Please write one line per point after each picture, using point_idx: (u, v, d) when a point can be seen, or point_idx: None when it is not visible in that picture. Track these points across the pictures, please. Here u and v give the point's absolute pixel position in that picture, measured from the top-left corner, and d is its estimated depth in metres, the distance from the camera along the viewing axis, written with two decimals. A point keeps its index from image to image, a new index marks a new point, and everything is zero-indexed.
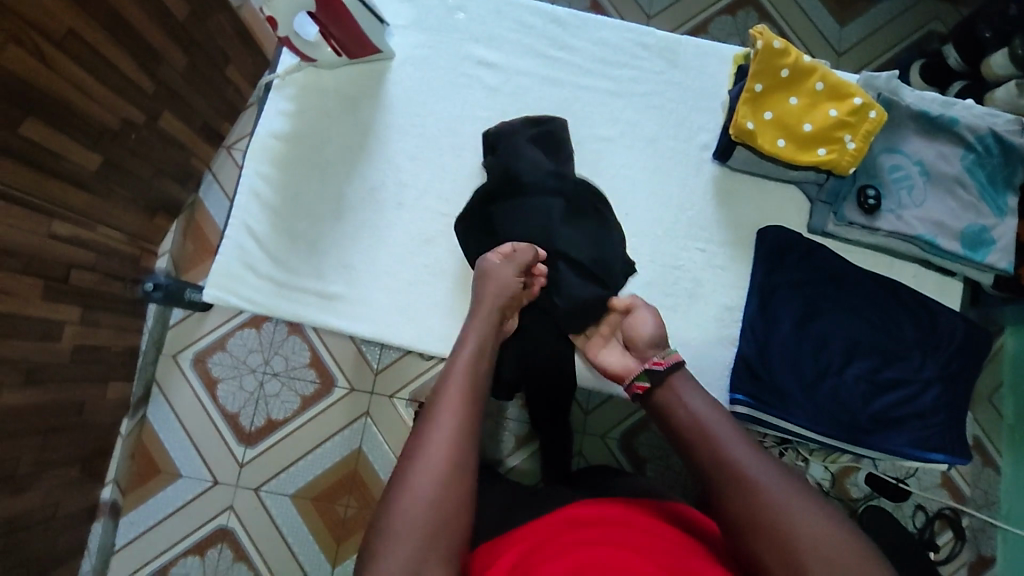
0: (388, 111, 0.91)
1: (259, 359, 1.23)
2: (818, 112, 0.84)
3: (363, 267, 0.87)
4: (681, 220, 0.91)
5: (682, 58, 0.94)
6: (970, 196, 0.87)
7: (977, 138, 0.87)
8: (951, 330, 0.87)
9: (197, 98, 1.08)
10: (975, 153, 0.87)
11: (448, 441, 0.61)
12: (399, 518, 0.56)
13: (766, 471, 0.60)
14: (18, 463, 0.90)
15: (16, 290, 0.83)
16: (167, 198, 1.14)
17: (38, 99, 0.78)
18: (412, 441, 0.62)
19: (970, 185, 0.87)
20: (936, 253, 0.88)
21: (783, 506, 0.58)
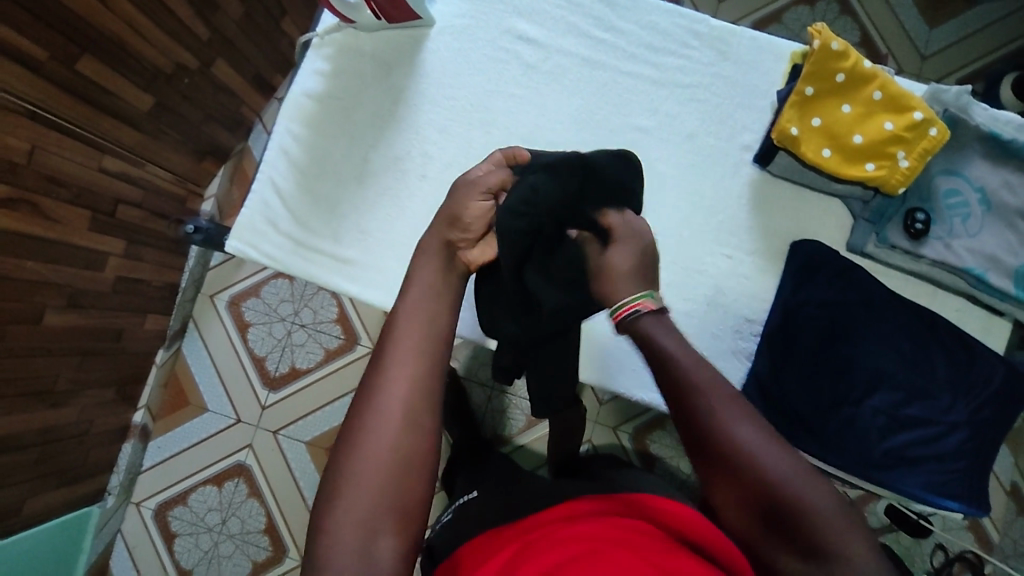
0: (423, 80, 0.89)
1: (290, 309, 1.27)
2: (872, 123, 0.80)
3: (378, 233, 0.87)
4: (713, 222, 0.88)
5: (735, 50, 0.89)
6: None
7: None
8: (990, 373, 0.81)
9: (249, 47, 1.09)
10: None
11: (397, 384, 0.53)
12: (354, 469, 0.50)
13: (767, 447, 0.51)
14: (57, 379, 0.96)
15: (63, 218, 0.87)
16: (215, 144, 1.17)
17: (93, 37, 0.81)
18: (362, 384, 0.54)
19: None
20: (985, 289, 0.83)
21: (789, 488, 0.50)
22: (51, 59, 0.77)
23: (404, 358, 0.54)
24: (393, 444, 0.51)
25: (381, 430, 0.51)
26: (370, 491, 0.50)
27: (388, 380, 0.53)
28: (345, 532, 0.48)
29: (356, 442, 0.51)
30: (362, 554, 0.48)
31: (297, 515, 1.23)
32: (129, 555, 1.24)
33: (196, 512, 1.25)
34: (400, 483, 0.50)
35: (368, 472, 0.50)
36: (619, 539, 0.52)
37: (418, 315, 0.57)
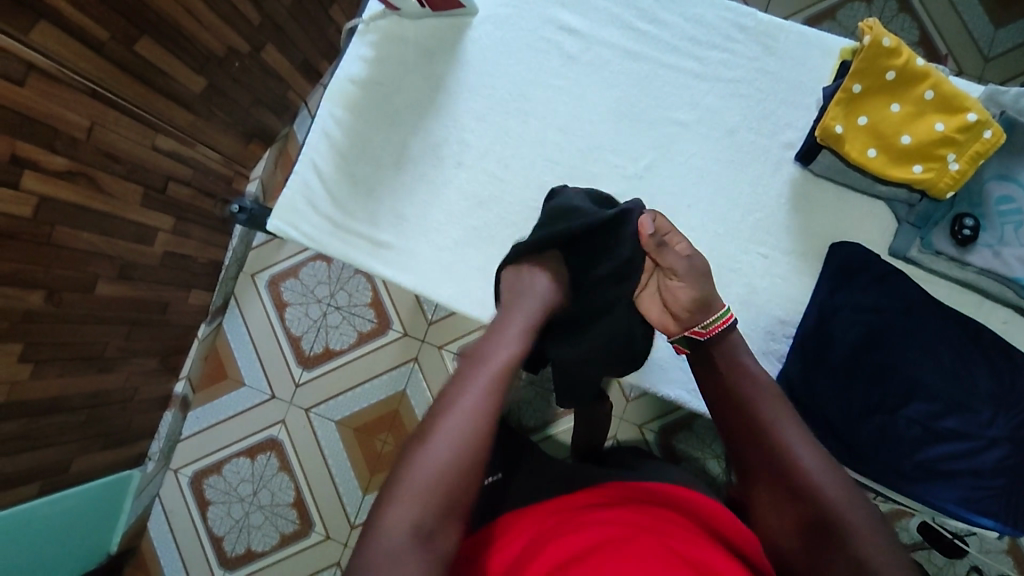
0: (462, 68, 0.90)
1: (326, 291, 1.30)
2: (922, 124, 0.77)
3: (414, 218, 0.89)
4: (750, 220, 0.86)
5: (782, 46, 0.86)
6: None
7: None
8: None
9: (297, 32, 1.12)
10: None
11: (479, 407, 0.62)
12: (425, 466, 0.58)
13: (817, 457, 0.63)
14: (106, 346, 1.01)
15: (117, 192, 0.91)
16: (264, 127, 1.21)
17: (151, 19, 0.84)
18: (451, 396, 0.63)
19: None
20: None
21: (820, 482, 0.61)
22: (112, 40, 0.81)
23: (489, 381, 0.64)
24: (464, 450, 0.59)
25: (454, 433, 0.60)
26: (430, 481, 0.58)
27: (474, 399, 0.62)
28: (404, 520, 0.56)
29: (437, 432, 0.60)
30: (418, 544, 0.55)
31: (324, 491, 1.27)
32: (165, 519, 1.30)
33: (229, 482, 1.30)
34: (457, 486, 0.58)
35: (430, 471, 0.58)
36: (638, 526, 0.53)
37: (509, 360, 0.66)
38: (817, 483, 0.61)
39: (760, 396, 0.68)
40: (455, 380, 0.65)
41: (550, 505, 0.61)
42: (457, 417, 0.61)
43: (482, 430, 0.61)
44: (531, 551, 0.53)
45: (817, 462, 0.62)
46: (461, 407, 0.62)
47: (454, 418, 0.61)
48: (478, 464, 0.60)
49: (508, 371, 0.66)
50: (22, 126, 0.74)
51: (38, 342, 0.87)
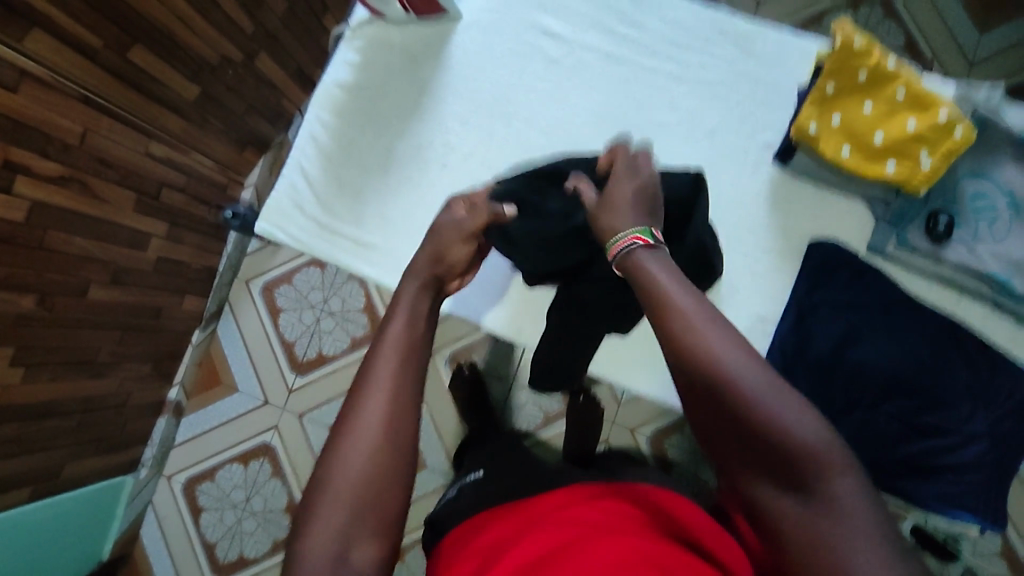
0: (446, 72, 0.92)
1: (319, 296, 1.31)
2: (894, 122, 0.78)
3: (399, 219, 0.90)
4: (731, 218, 0.87)
5: (761, 49, 0.88)
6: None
7: None
8: (1011, 386, 0.79)
9: (290, 41, 1.14)
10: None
11: (390, 398, 0.53)
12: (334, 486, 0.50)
13: (741, 358, 0.48)
14: (99, 350, 1.01)
15: (109, 198, 0.93)
16: (258, 135, 1.23)
17: (143, 27, 0.86)
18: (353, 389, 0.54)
19: None
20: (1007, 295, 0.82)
21: (771, 413, 0.46)
22: (106, 48, 0.83)
23: (391, 374, 0.54)
24: (374, 461, 0.51)
25: (365, 436, 0.52)
26: (357, 490, 0.50)
27: (374, 395, 0.53)
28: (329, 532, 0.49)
29: (342, 441, 0.52)
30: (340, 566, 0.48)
31: None
32: (158, 526, 1.30)
33: (222, 488, 1.30)
34: (384, 501, 0.51)
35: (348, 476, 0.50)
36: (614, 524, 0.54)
37: (411, 339, 0.57)
38: (767, 412, 0.46)
39: (678, 314, 0.51)
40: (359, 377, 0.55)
41: (525, 506, 0.63)
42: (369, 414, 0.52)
43: (393, 430, 0.52)
44: (512, 543, 0.55)
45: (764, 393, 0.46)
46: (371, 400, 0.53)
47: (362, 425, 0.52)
48: (396, 470, 0.52)
49: (412, 355, 0.56)
50: (16, 132, 0.76)
51: (30, 347, 0.88)
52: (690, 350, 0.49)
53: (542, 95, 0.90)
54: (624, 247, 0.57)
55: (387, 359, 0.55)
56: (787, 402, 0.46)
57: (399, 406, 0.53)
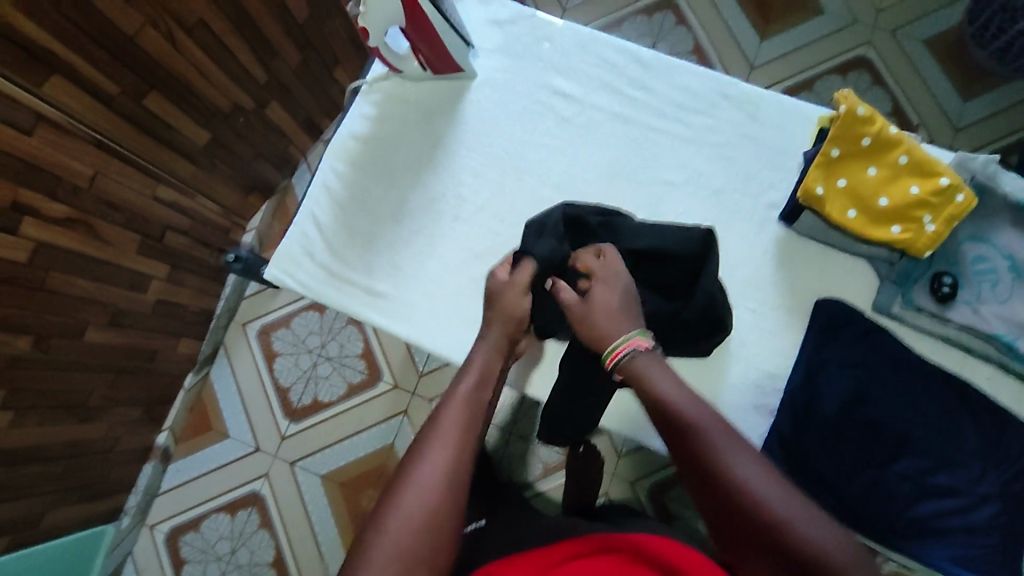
0: (461, 127, 0.94)
1: (317, 341, 1.30)
2: (897, 186, 0.81)
3: (411, 269, 0.91)
4: (735, 274, 0.89)
5: (763, 113, 0.91)
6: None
7: None
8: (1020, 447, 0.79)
9: (303, 91, 1.17)
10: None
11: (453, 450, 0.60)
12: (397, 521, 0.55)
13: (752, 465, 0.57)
14: (90, 394, 0.99)
15: (114, 240, 0.93)
16: (264, 180, 1.24)
17: (159, 75, 0.88)
18: (420, 439, 0.61)
19: None
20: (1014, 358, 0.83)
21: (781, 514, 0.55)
22: (122, 94, 0.85)
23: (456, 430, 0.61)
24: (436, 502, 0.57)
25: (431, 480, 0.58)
26: (416, 527, 0.55)
27: (440, 445, 0.60)
28: (385, 568, 0.53)
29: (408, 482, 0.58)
30: None
31: (304, 547, 1.23)
32: None
33: (206, 540, 1.25)
34: (439, 540, 0.55)
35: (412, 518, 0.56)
36: None
37: (472, 401, 0.65)
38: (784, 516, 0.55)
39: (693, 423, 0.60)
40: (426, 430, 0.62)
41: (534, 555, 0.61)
42: (433, 469, 0.58)
43: (455, 478, 0.58)
44: None
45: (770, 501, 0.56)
46: (435, 458, 0.59)
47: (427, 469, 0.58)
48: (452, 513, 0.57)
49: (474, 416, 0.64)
50: (26, 174, 0.76)
51: (21, 390, 0.86)
52: (713, 458, 0.58)
53: (554, 150, 0.93)
54: (626, 354, 0.67)
55: (451, 425, 0.62)
56: (793, 501, 0.56)
57: (461, 459, 0.60)
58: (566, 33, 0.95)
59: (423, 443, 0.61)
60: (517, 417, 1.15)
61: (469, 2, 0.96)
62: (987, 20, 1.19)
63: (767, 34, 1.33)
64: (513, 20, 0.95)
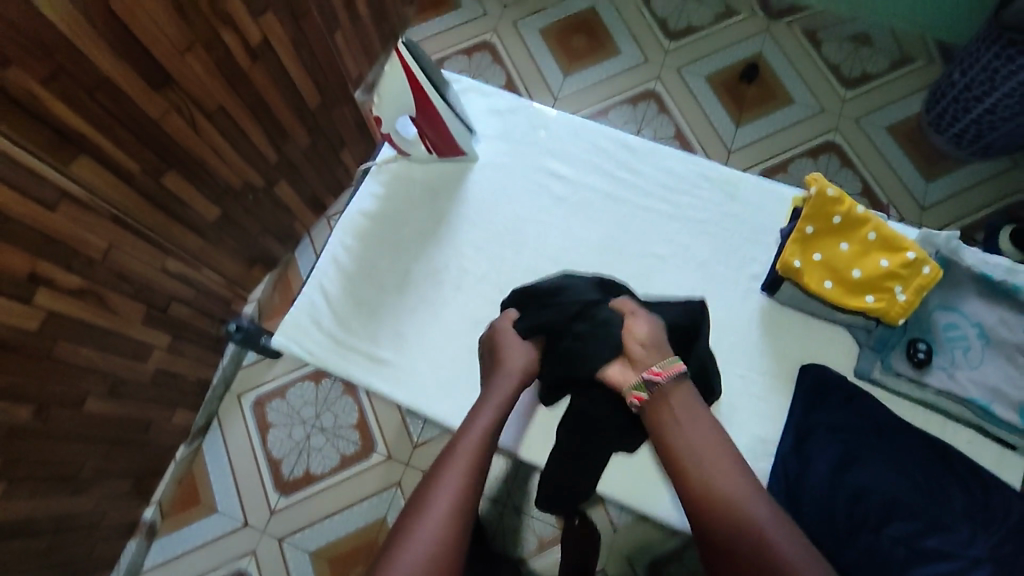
0: (463, 205, 1.00)
1: (311, 412, 1.30)
2: (869, 259, 0.86)
3: (412, 338, 0.93)
4: (723, 343, 0.92)
5: (741, 192, 0.98)
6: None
7: None
8: (1007, 508, 0.80)
9: (310, 171, 1.25)
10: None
11: (460, 487, 0.71)
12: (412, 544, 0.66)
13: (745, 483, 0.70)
14: (82, 466, 0.98)
15: (121, 310, 0.95)
16: (268, 253, 1.29)
17: (179, 157, 0.94)
18: (430, 474, 0.73)
19: None
20: (991, 420, 0.86)
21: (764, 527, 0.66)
22: (141, 172, 0.89)
23: (460, 469, 0.72)
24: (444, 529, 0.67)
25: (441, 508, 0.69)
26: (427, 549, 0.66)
27: (446, 482, 0.71)
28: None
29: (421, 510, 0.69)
30: None
31: None
32: None
33: None
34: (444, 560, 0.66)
35: (432, 529, 0.67)
36: None
37: (478, 441, 0.75)
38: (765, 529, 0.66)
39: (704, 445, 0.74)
40: (436, 466, 0.74)
41: None
42: (443, 501, 0.69)
43: (461, 510, 0.69)
44: None
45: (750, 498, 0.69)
46: (445, 492, 0.70)
47: (438, 499, 0.69)
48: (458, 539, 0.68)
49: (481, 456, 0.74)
50: (45, 247, 0.79)
51: (17, 462, 0.85)
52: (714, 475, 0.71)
53: (549, 226, 0.98)
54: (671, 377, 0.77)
55: (462, 460, 0.73)
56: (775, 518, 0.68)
57: (466, 494, 0.71)
58: (560, 122, 1.03)
59: (434, 477, 0.72)
60: (508, 483, 1.15)
61: (471, 94, 1.05)
62: (942, 110, 1.32)
63: (742, 121, 1.44)
64: (511, 110, 1.04)
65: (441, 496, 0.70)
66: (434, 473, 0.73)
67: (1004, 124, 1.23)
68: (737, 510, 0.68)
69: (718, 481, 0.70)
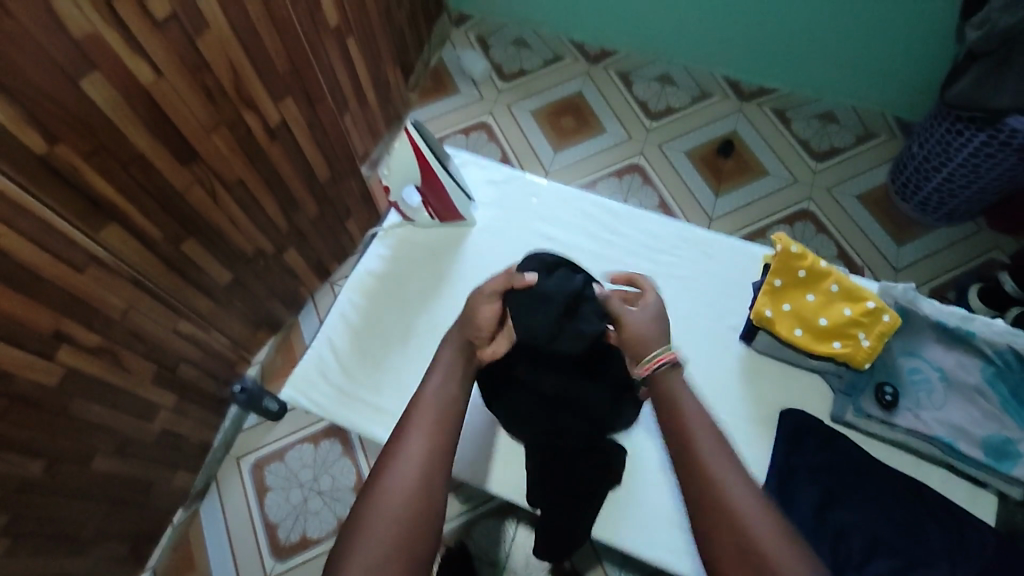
0: (463, 264, 1.06)
1: (310, 475, 1.32)
2: (833, 309, 0.93)
3: (414, 389, 0.97)
4: (708, 393, 0.96)
5: (719, 252, 1.06)
6: (992, 406, 0.89)
7: (996, 352, 0.90)
8: (981, 543, 0.84)
9: (317, 239, 1.32)
10: (995, 365, 0.90)
11: (428, 445, 0.68)
12: (380, 504, 0.63)
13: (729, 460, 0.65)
14: (84, 525, 0.99)
15: (134, 369, 0.99)
16: (273, 316, 1.34)
17: (198, 225, 1.01)
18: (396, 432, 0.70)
19: (993, 396, 0.89)
20: (960, 459, 0.89)
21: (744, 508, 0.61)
22: (163, 239, 0.96)
23: (427, 430, 0.69)
24: (415, 486, 0.64)
25: (409, 467, 0.66)
26: (400, 507, 0.63)
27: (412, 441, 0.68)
28: (376, 535, 0.61)
29: (390, 470, 0.66)
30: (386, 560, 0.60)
31: None
32: None
33: None
34: (419, 518, 0.63)
35: (402, 487, 0.64)
36: None
37: (442, 403, 0.72)
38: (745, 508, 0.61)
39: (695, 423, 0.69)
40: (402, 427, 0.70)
41: None
42: (412, 460, 0.66)
43: (430, 467, 0.66)
44: None
45: (718, 454, 0.66)
46: (413, 450, 0.67)
47: (406, 455, 0.67)
48: (432, 498, 0.65)
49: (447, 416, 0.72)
50: (71, 307, 0.84)
51: (25, 517, 0.87)
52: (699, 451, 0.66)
53: None
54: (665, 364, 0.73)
55: (428, 420, 0.70)
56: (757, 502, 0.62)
57: (434, 452, 0.68)
58: (550, 190, 1.12)
59: (401, 437, 0.69)
60: (473, 528, 1.20)
61: (469, 166, 1.14)
62: (906, 179, 1.43)
63: (720, 191, 1.55)
64: (507, 180, 1.13)
65: (410, 455, 0.67)
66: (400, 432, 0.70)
67: (963, 190, 1.33)
68: (704, 468, 0.65)
69: (708, 456, 0.66)
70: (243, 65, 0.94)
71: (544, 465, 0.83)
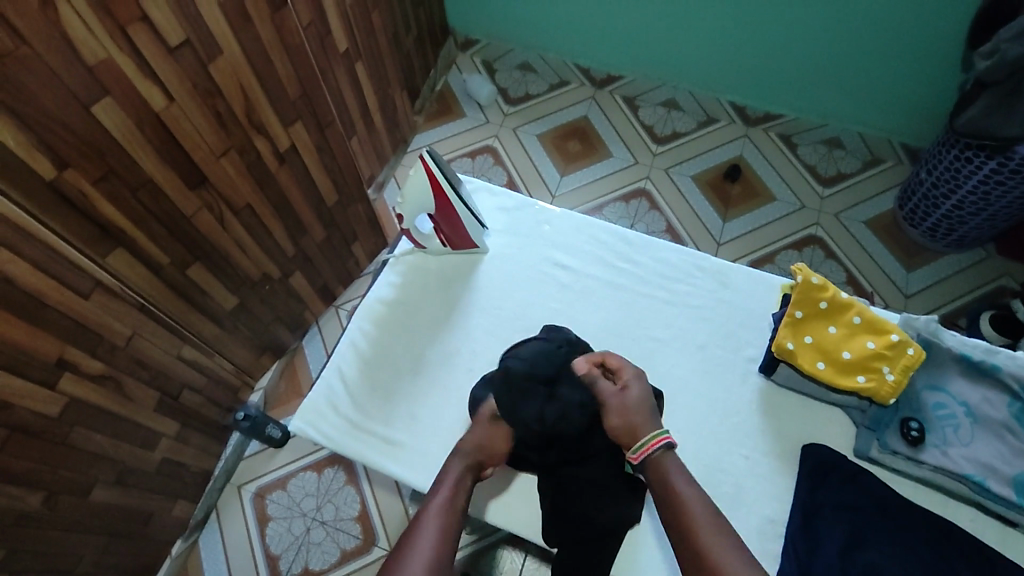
0: (475, 292, 1.05)
1: (313, 504, 1.29)
2: (856, 342, 0.92)
3: (426, 420, 0.95)
4: (725, 425, 0.95)
5: (734, 282, 1.05)
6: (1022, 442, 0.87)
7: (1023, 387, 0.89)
8: None
9: (323, 263, 1.31)
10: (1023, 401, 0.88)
11: (436, 541, 0.72)
12: None
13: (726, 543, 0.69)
14: (80, 559, 0.97)
15: (137, 397, 0.97)
16: (277, 341, 1.33)
17: (206, 251, 1.00)
18: (406, 529, 0.74)
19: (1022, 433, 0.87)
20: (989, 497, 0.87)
21: None
22: (170, 265, 0.95)
23: (433, 528, 0.73)
24: None
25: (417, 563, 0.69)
26: None
27: (422, 536, 0.72)
28: None
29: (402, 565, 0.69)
30: None
31: None
32: None
33: None
34: None
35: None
36: None
37: (448, 504, 0.77)
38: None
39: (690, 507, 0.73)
40: (410, 526, 0.75)
41: None
42: (421, 554, 0.70)
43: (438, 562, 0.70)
44: None
45: (708, 523, 0.72)
46: (422, 545, 0.71)
47: (416, 554, 0.70)
48: None
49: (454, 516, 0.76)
50: (75, 335, 0.82)
51: (21, 551, 0.84)
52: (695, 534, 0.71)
53: (556, 311, 1.03)
54: (660, 447, 0.79)
55: (435, 518, 0.75)
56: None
57: (443, 548, 0.72)
58: (563, 217, 1.11)
59: (409, 534, 0.73)
60: (479, 562, 1.16)
61: (481, 193, 1.14)
62: (914, 206, 1.43)
63: (728, 216, 1.54)
64: (519, 208, 1.12)
65: (418, 550, 0.71)
66: (410, 530, 0.74)
67: (973, 218, 1.33)
68: (695, 538, 0.70)
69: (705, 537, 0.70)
70: (254, 90, 0.93)
71: (555, 502, 0.83)
